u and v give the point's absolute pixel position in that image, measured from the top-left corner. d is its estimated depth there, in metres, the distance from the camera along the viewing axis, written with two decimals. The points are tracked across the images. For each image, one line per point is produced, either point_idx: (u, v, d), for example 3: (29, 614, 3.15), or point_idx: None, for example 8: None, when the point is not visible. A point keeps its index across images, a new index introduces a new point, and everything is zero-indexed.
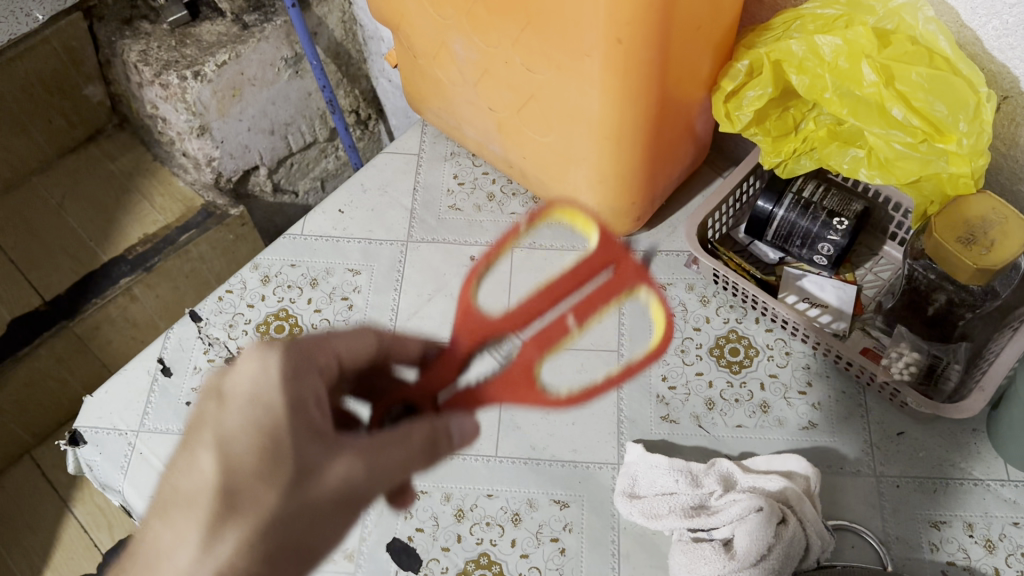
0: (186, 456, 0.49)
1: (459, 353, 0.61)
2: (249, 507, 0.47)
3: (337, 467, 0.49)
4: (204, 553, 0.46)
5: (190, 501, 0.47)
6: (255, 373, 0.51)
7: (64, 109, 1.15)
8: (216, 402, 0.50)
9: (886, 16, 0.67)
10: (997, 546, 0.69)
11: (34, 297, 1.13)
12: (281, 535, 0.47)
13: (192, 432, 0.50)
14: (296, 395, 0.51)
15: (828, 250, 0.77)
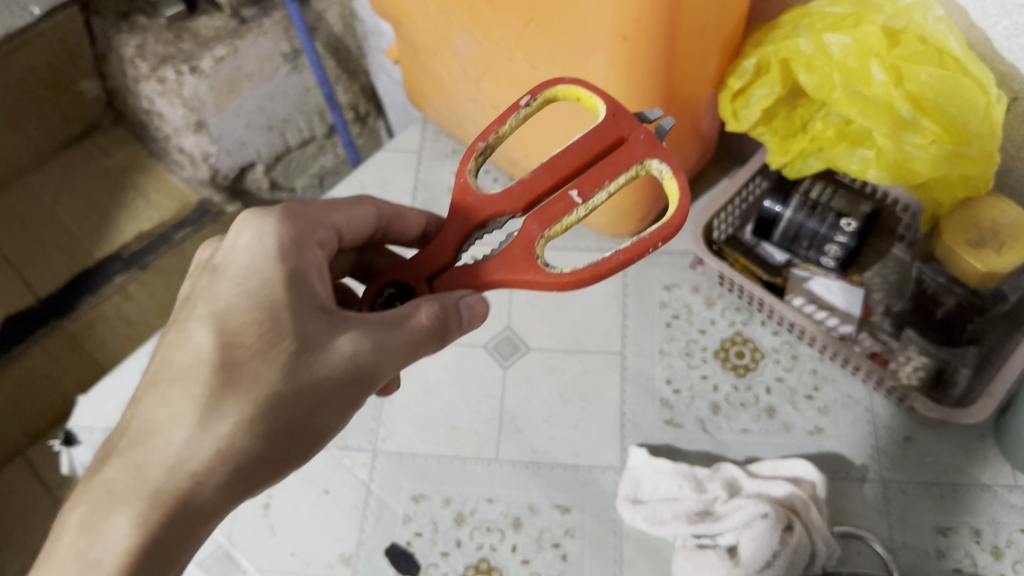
0: (178, 329, 0.47)
1: (453, 234, 0.52)
2: (244, 382, 0.44)
3: (343, 338, 0.45)
4: (201, 427, 0.43)
5: (182, 377, 0.44)
6: (248, 246, 0.47)
7: (60, 104, 1.14)
8: (211, 275, 0.48)
9: (896, 15, 0.65)
10: (1005, 553, 0.68)
11: (29, 296, 1.13)
12: (275, 412, 0.44)
13: (184, 306, 0.48)
14: (296, 266, 0.47)
15: (835, 252, 0.76)
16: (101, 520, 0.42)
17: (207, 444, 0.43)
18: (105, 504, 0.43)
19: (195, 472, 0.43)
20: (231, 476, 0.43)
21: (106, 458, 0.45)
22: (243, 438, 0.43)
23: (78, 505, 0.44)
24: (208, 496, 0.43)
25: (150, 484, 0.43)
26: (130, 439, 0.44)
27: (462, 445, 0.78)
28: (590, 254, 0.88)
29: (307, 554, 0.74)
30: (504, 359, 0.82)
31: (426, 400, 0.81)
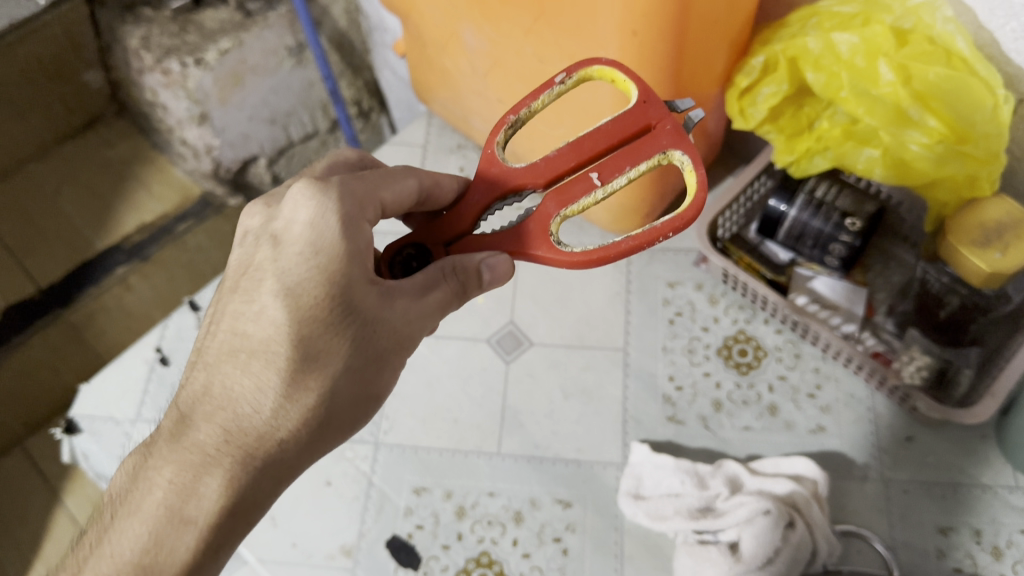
0: (245, 298, 0.48)
1: (475, 202, 0.54)
2: (320, 355, 0.46)
3: (400, 305, 0.47)
4: (282, 400, 0.46)
5: (259, 350, 0.47)
6: (310, 220, 0.47)
7: (64, 95, 1.13)
8: (272, 247, 0.48)
9: (904, 16, 0.65)
10: (1005, 554, 0.68)
11: (29, 285, 1.12)
12: (348, 382, 0.46)
13: (247, 274, 0.49)
14: (356, 243, 0.47)
15: (840, 251, 0.76)
16: (193, 479, 0.46)
17: (289, 415, 0.46)
18: (198, 465, 0.46)
19: (279, 441, 0.46)
20: (308, 441, 0.46)
21: (191, 421, 0.48)
22: (322, 408, 0.46)
23: (166, 466, 0.47)
24: (289, 460, 0.46)
25: (239, 448, 0.46)
26: (213, 404, 0.47)
27: (464, 439, 0.78)
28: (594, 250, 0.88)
29: (308, 545, 0.74)
30: (507, 353, 0.82)
31: (429, 393, 0.81)
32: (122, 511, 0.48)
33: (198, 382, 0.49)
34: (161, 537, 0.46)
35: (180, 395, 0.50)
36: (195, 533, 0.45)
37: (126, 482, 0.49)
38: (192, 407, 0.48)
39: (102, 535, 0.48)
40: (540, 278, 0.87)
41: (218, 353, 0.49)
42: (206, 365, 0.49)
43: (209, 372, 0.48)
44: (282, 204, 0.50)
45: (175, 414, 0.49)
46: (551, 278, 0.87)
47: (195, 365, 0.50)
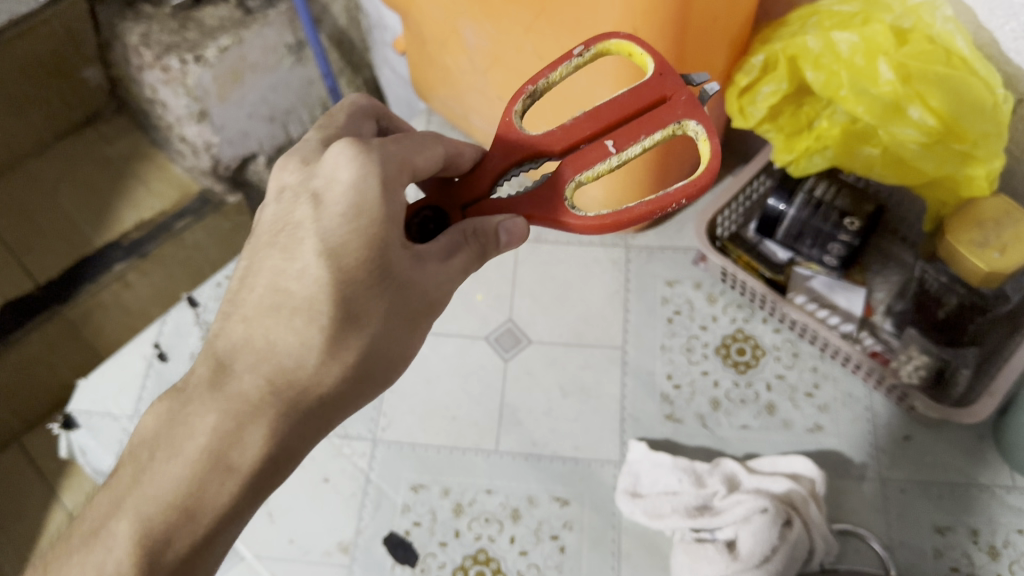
0: (285, 255, 0.46)
1: (493, 166, 0.54)
2: (361, 314, 0.45)
3: (428, 269, 0.47)
4: (328, 353, 0.45)
5: (304, 306, 0.45)
6: (350, 182, 0.45)
7: (63, 91, 1.13)
8: (311, 207, 0.46)
9: (904, 15, 0.65)
10: (1002, 553, 0.68)
11: (27, 282, 1.11)
12: (385, 340, 0.46)
13: (284, 229, 0.47)
14: (392, 210, 0.46)
15: (838, 250, 0.76)
16: (237, 427, 0.44)
17: (334, 366, 0.45)
18: (241, 413, 0.44)
19: (325, 391, 0.45)
20: (350, 391, 0.46)
21: (230, 370, 0.46)
22: (364, 361, 0.46)
23: (203, 414, 0.45)
24: (332, 408, 0.46)
25: (285, 397, 0.45)
26: (256, 354, 0.46)
27: (462, 436, 0.78)
28: (593, 249, 0.88)
29: (305, 541, 0.74)
30: (505, 351, 0.82)
31: (427, 390, 0.81)
32: (152, 458, 0.45)
33: (236, 334, 0.47)
34: (200, 484, 0.44)
35: (215, 342, 0.47)
36: (238, 478, 0.44)
37: (154, 430, 0.46)
38: (232, 357, 0.46)
39: (130, 483, 0.45)
40: (539, 276, 0.87)
41: (256, 306, 0.47)
42: (244, 318, 0.47)
43: (250, 324, 0.46)
44: (319, 161, 0.48)
45: (209, 363, 0.47)
46: (550, 276, 0.87)
47: (229, 316, 0.48)
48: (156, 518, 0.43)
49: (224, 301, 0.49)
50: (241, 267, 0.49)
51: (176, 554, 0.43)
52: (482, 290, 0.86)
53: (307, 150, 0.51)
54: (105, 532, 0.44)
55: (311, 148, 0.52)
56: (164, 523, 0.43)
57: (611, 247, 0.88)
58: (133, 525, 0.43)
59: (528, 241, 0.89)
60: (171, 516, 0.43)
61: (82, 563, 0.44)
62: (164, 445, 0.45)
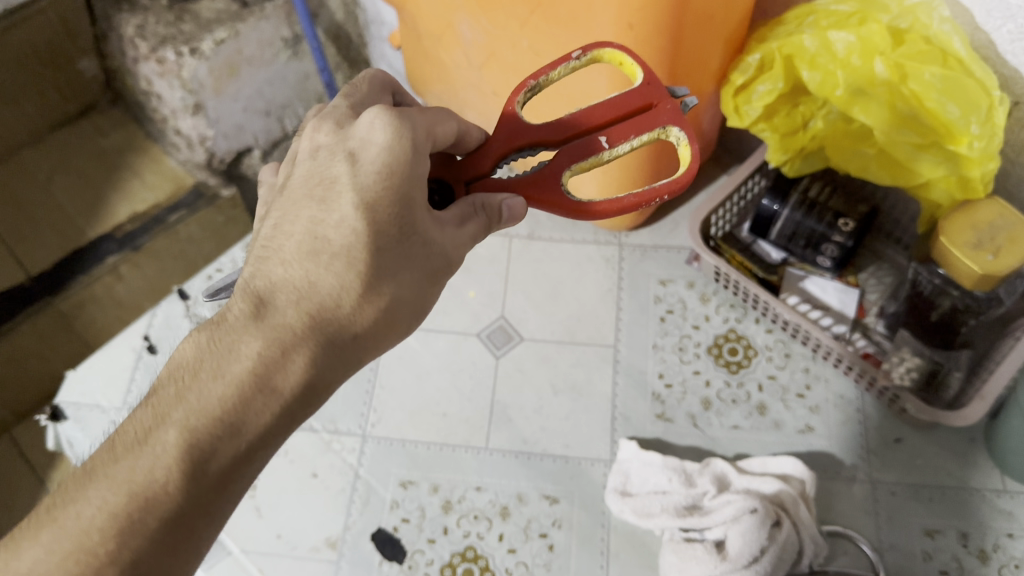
0: (322, 206, 0.44)
1: (496, 149, 0.53)
2: (394, 264, 0.44)
3: (446, 232, 0.46)
4: (365, 294, 0.43)
5: (343, 252, 0.43)
6: (385, 144, 0.44)
7: (57, 82, 1.12)
8: (348, 164, 0.45)
9: (900, 15, 0.65)
10: (991, 557, 0.68)
11: (18, 272, 1.10)
12: (415, 288, 0.45)
13: (321, 183, 0.45)
14: (416, 174, 0.45)
15: (833, 251, 0.77)
16: (278, 355, 0.42)
17: (371, 306, 0.43)
18: (286, 342, 0.42)
19: (362, 330, 0.44)
20: (382, 331, 0.45)
21: (268, 307, 0.43)
22: (397, 305, 0.44)
23: (243, 342, 0.42)
24: (364, 347, 0.44)
25: (325, 331, 0.43)
26: (294, 290, 0.43)
27: (452, 433, 0.78)
28: (585, 247, 0.88)
29: (293, 536, 0.74)
30: (497, 348, 0.82)
31: (418, 386, 0.80)
32: (185, 383, 0.42)
33: (274, 276, 0.44)
34: (238, 407, 0.41)
35: (249, 280, 0.44)
36: (277, 404, 0.42)
37: (186, 359, 0.43)
38: (270, 293, 0.44)
39: (159, 409, 0.41)
40: (532, 273, 0.86)
41: (291, 249, 0.44)
42: (282, 261, 0.44)
43: (289, 266, 0.44)
44: (353, 124, 0.47)
45: (244, 298, 0.44)
46: (543, 273, 0.86)
47: (262, 258, 0.45)
48: (195, 439, 0.40)
49: (254, 251, 0.46)
50: (270, 220, 0.46)
51: (214, 471, 0.40)
52: (474, 287, 0.86)
53: (340, 114, 0.49)
54: (138, 453, 0.40)
55: (343, 112, 0.50)
56: (202, 444, 0.40)
57: (605, 244, 0.87)
58: (171, 444, 0.40)
59: (521, 238, 0.89)
60: (215, 428, 0.41)
61: (113, 482, 0.39)
62: (198, 369, 0.42)
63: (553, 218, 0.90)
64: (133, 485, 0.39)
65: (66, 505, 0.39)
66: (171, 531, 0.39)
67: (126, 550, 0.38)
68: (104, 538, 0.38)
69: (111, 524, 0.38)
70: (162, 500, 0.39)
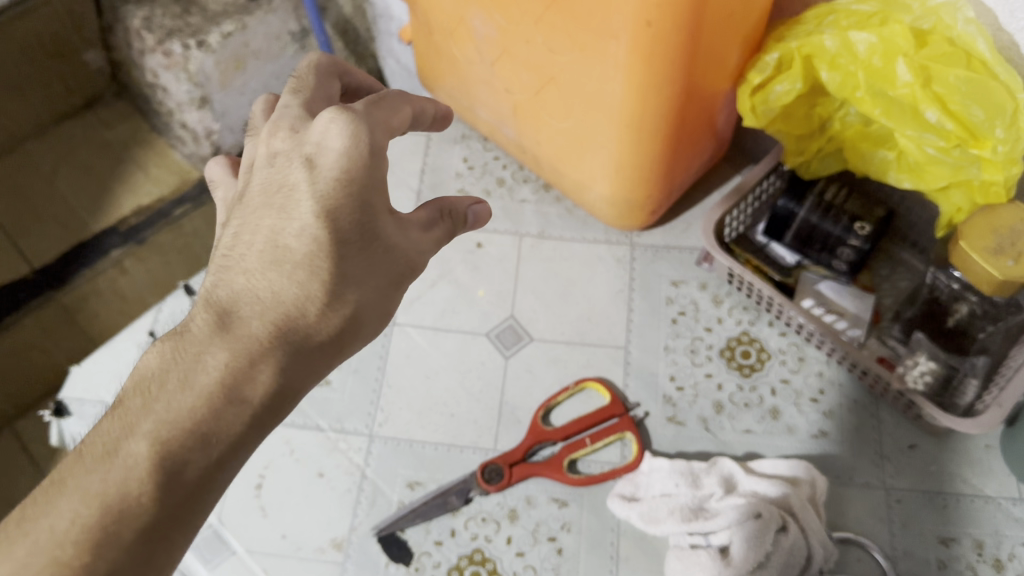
0: (282, 214, 0.45)
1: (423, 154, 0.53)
2: (358, 272, 0.44)
3: (412, 236, 0.47)
4: (329, 302, 0.44)
5: (306, 261, 0.43)
6: (344, 149, 0.44)
7: (63, 73, 1.11)
8: (307, 170, 0.45)
9: (923, 16, 0.64)
10: (1007, 567, 0.67)
11: (22, 265, 1.10)
12: (377, 296, 0.45)
13: (280, 191, 0.46)
14: (375, 175, 0.45)
15: (848, 255, 0.75)
16: (245, 365, 0.42)
17: (336, 316, 0.44)
18: (251, 352, 0.42)
19: (326, 339, 0.44)
20: (348, 340, 0.45)
21: (232, 317, 0.43)
22: (363, 312, 0.45)
23: (209, 354, 0.42)
24: (331, 355, 0.44)
25: (290, 339, 0.43)
26: (258, 301, 0.43)
27: (460, 434, 0.76)
28: (597, 246, 0.87)
29: (298, 537, 0.73)
30: (506, 348, 0.81)
31: (426, 386, 0.79)
32: (152, 394, 0.41)
33: (237, 286, 0.44)
34: (208, 418, 0.41)
35: (212, 291, 0.44)
36: (247, 413, 0.41)
37: (151, 370, 0.42)
38: (232, 303, 0.44)
39: (127, 420, 0.41)
40: (543, 273, 0.85)
41: (256, 260, 0.44)
42: (244, 270, 0.44)
43: (251, 277, 0.44)
44: (309, 128, 0.46)
45: (206, 310, 0.44)
46: (554, 273, 0.85)
47: (225, 269, 0.45)
48: (166, 450, 0.40)
49: (215, 259, 0.46)
50: (230, 228, 0.47)
51: (190, 479, 0.40)
52: (483, 286, 0.85)
53: (293, 117, 0.48)
54: (109, 465, 0.39)
55: (296, 114, 0.48)
56: (174, 454, 0.40)
57: (616, 244, 0.86)
58: (142, 457, 0.39)
59: (532, 236, 0.88)
60: (185, 438, 0.40)
61: (86, 494, 0.39)
62: (165, 380, 0.41)
63: (564, 217, 0.89)
64: (108, 497, 0.39)
65: (37, 518, 0.39)
66: (148, 545, 0.39)
67: (102, 561, 0.38)
68: (79, 552, 0.37)
69: (86, 538, 0.38)
70: (134, 511, 0.39)
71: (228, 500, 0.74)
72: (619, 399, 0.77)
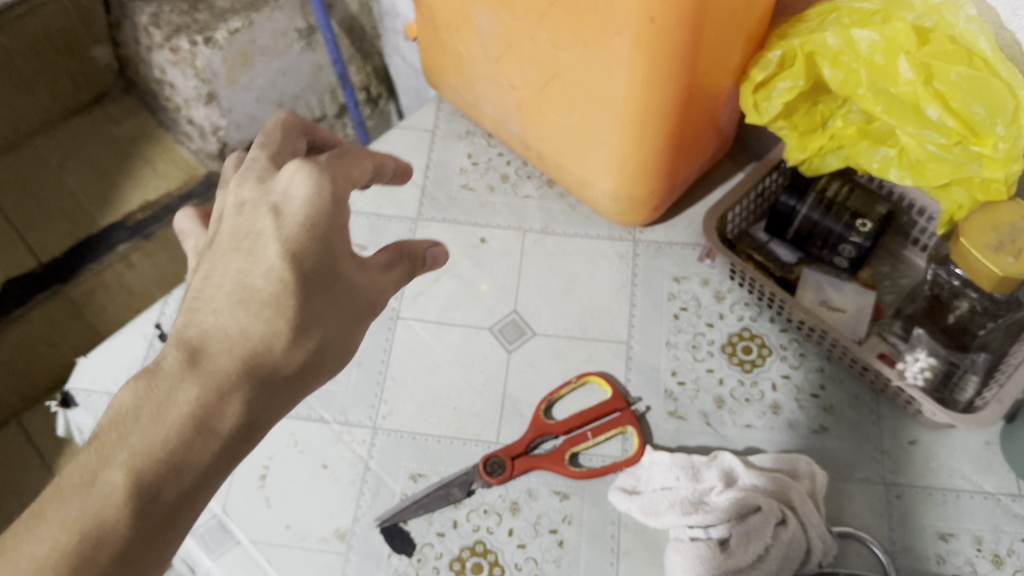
0: (249, 257, 0.46)
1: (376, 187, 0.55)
2: (322, 310, 0.47)
3: (372, 276, 0.50)
4: (295, 338, 0.45)
5: (272, 300, 0.45)
6: (307, 197, 0.47)
7: (71, 69, 1.12)
8: (273, 218, 0.47)
9: (926, 14, 0.64)
10: (1005, 562, 0.67)
11: (30, 258, 1.10)
12: (339, 333, 0.47)
13: (247, 237, 0.47)
14: (338, 221, 0.47)
15: (850, 252, 0.76)
16: (214, 399, 0.43)
17: (301, 350, 0.46)
18: (220, 385, 0.43)
19: (292, 372, 0.45)
20: (312, 373, 0.47)
21: (201, 354, 0.44)
22: (326, 347, 0.47)
23: (180, 389, 0.43)
24: (296, 389, 0.46)
25: (258, 372, 0.44)
26: (227, 338, 0.45)
27: (463, 426, 0.77)
28: (599, 242, 0.87)
29: (302, 527, 0.73)
30: (509, 342, 0.81)
31: (429, 379, 0.80)
32: (126, 427, 0.42)
33: (206, 325, 0.45)
34: (180, 449, 0.42)
35: (181, 331, 0.45)
36: (217, 444, 0.43)
37: (125, 406, 0.43)
38: (201, 341, 0.45)
39: (101, 453, 0.41)
40: (546, 269, 0.86)
41: (226, 296, 0.46)
42: (213, 310, 0.46)
43: (220, 315, 0.45)
44: (275, 178, 0.49)
45: (176, 348, 0.45)
46: (556, 269, 0.86)
47: (193, 309, 0.46)
48: (141, 478, 0.40)
49: (184, 302, 0.47)
50: (199, 272, 0.48)
51: (163, 506, 0.41)
52: (487, 281, 0.86)
53: (260, 168, 0.50)
54: (86, 493, 0.40)
55: (263, 165, 0.50)
56: (148, 482, 0.40)
57: (619, 241, 0.87)
58: (118, 486, 0.40)
59: (535, 232, 0.89)
60: (159, 467, 0.41)
61: (63, 522, 0.39)
62: (137, 415, 0.42)
63: (567, 213, 0.90)
64: (85, 523, 0.39)
65: (15, 547, 0.39)
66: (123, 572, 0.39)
67: None
68: None
69: (64, 564, 0.38)
70: (112, 536, 0.39)
71: (232, 491, 0.75)
72: (620, 393, 0.77)
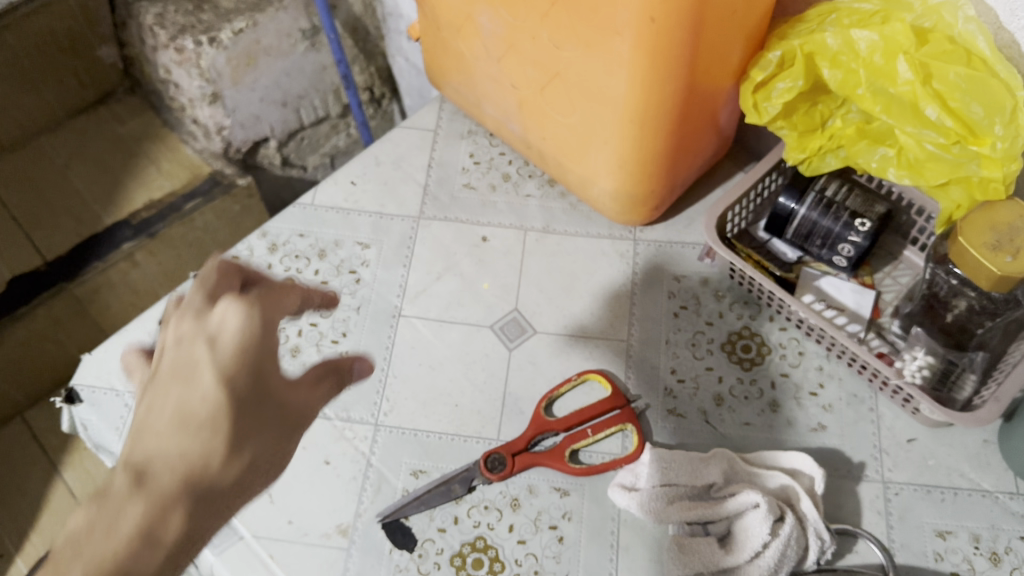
0: (185, 384, 0.44)
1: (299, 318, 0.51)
2: (254, 426, 0.44)
3: (300, 394, 0.48)
4: (231, 452, 0.43)
5: (209, 420, 0.43)
6: (239, 326, 0.45)
7: (76, 68, 1.13)
8: (207, 348, 0.45)
9: (924, 14, 0.65)
10: (1003, 560, 0.68)
11: (35, 257, 1.09)
12: (274, 446, 0.45)
13: (184, 367, 0.45)
14: (267, 348, 0.46)
15: (848, 251, 0.76)
16: (157, 514, 0.40)
17: (238, 462, 0.43)
18: (163, 501, 0.40)
19: (232, 484, 0.43)
20: (249, 486, 0.44)
21: (143, 475, 0.41)
22: (261, 461, 0.45)
23: (123, 509, 0.40)
24: (232, 504, 0.43)
25: (202, 484, 0.42)
26: (169, 453, 0.42)
27: (463, 423, 0.78)
28: (600, 241, 0.88)
29: (304, 523, 0.74)
30: (510, 340, 0.82)
31: (431, 376, 0.81)
32: (73, 549, 0.38)
33: (148, 447, 0.42)
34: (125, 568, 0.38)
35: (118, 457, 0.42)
36: (163, 559, 0.39)
37: (71, 531, 0.39)
38: (141, 463, 0.41)
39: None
40: (546, 268, 0.87)
41: (160, 418, 0.43)
42: (154, 432, 0.42)
43: (160, 438, 0.42)
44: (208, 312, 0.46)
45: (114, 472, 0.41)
46: (557, 267, 0.86)
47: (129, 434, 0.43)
48: None
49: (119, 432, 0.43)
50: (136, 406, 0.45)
51: None
52: (488, 279, 0.86)
53: (194, 305, 0.48)
54: None
55: (196, 304, 0.48)
56: None
57: (619, 240, 0.88)
58: None
59: (536, 231, 0.89)
60: None
61: None
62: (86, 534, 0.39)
63: (568, 212, 0.90)
64: None
65: None
66: None
67: None
68: None
69: None
70: None
71: None
72: (621, 390, 0.78)
